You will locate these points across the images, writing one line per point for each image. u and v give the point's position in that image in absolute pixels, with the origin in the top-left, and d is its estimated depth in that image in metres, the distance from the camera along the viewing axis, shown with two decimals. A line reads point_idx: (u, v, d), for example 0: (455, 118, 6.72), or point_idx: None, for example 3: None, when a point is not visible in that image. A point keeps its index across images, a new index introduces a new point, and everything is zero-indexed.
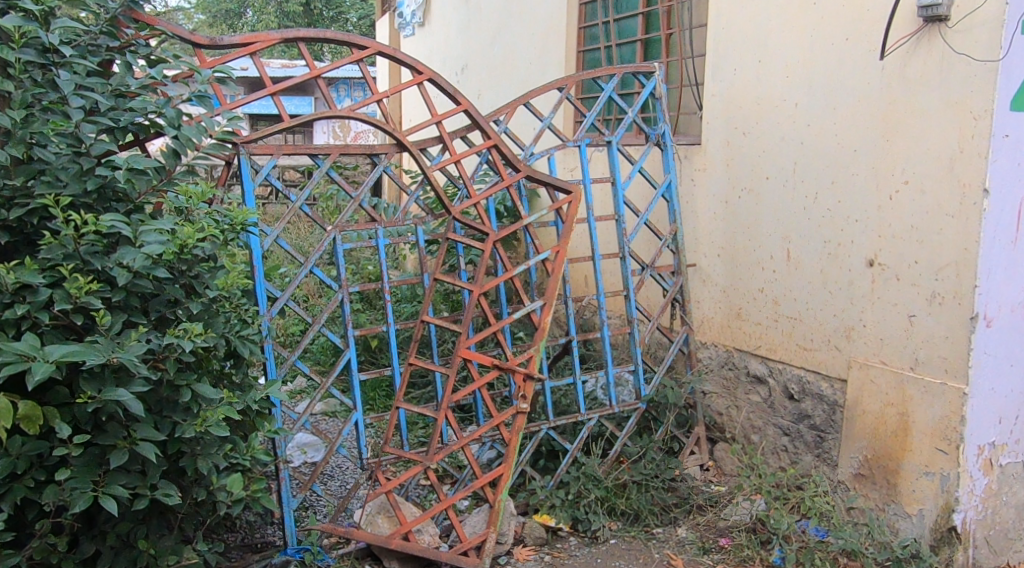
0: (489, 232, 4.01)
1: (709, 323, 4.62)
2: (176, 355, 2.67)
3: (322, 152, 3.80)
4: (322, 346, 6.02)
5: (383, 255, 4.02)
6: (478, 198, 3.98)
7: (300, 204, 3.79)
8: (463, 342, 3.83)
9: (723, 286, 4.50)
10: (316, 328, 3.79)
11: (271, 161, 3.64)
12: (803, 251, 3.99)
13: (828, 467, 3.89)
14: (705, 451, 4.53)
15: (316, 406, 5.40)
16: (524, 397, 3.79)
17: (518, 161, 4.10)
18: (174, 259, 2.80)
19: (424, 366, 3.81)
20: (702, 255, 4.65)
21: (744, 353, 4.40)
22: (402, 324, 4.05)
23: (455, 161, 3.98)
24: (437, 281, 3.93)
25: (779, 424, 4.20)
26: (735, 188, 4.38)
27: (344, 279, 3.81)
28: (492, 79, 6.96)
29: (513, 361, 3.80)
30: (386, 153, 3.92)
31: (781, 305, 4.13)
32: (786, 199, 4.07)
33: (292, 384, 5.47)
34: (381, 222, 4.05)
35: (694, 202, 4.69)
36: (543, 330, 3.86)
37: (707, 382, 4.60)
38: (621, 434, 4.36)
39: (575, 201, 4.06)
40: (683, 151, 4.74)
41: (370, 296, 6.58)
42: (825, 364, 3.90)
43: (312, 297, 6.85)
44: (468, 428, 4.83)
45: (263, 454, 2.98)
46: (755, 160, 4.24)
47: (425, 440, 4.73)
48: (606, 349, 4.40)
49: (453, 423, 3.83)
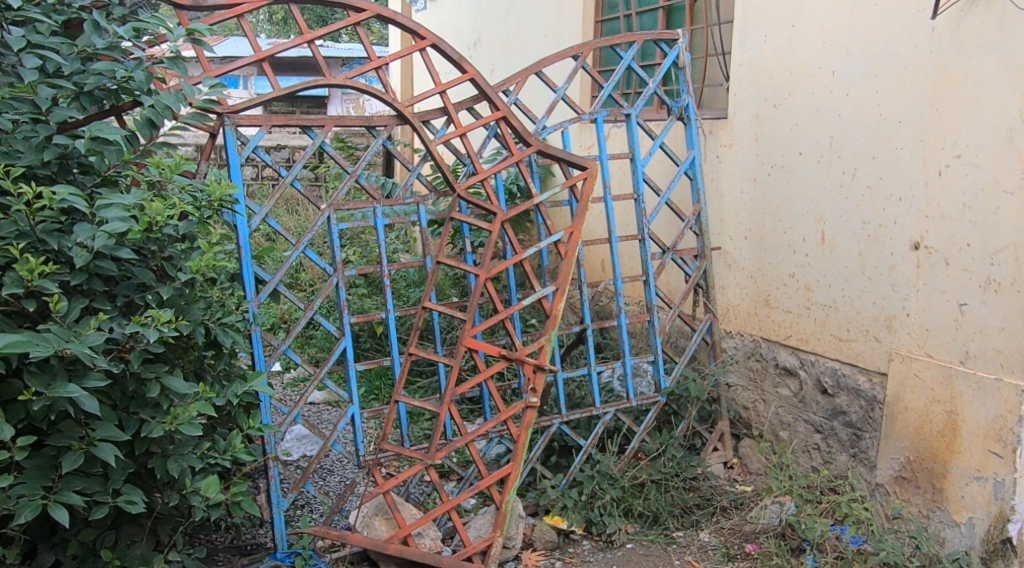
0: (496, 211, 3.67)
1: (735, 311, 4.30)
2: (143, 346, 2.40)
3: (315, 124, 3.48)
4: (325, 333, 5.75)
5: (382, 236, 3.69)
6: (485, 174, 3.67)
7: (292, 179, 3.48)
8: (469, 330, 3.50)
9: (750, 271, 4.18)
10: (309, 315, 3.50)
11: (259, 132, 3.34)
12: (839, 233, 3.67)
13: (865, 469, 3.57)
14: (729, 447, 4.22)
15: (319, 396, 5.13)
16: (534, 390, 3.50)
17: (529, 135, 3.78)
18: (142, 239, 2.53)
19: (428, 357, 3.49)
20: (728, 237, 4.33)
21: (772, 344, 4.08)
22: (403, 310, 3.74)
23: (461, 134, 3.67)
24: (441, 264, 3.60)
25: (810, 421, 3.88)
26: (764, 165, 4.06)
27: (340, 261, 3.51)
28: (505, 54, 6.64)
29: (522, 351, 3.52)
30: (385, 126, 3.61)
31: (814, 292, 3.81)
32: (821, 178, 3.74)
33: (292, 372, 5.21)
34: (379, 200, 3.70)
35: (719, 181, 4.36)
36: (555, 319, 3.58)
37: (732, 374, 4.29)
38: (639, 430, 4.07)
39: (590, 178, 3.75)
40: (709, 126, 4.41)
41: (376, 280, 6.30)
42: (864, 356, 3.57)
43: (317, 281, 6.58)
44: (475, 421, 4.55)
45: (245, 454, 2.71)
46: (787, 134, 3.91)
47: (430, 433, 4.46)
48: (624, 339, 4.09)
49: (458, 417, 3.52)
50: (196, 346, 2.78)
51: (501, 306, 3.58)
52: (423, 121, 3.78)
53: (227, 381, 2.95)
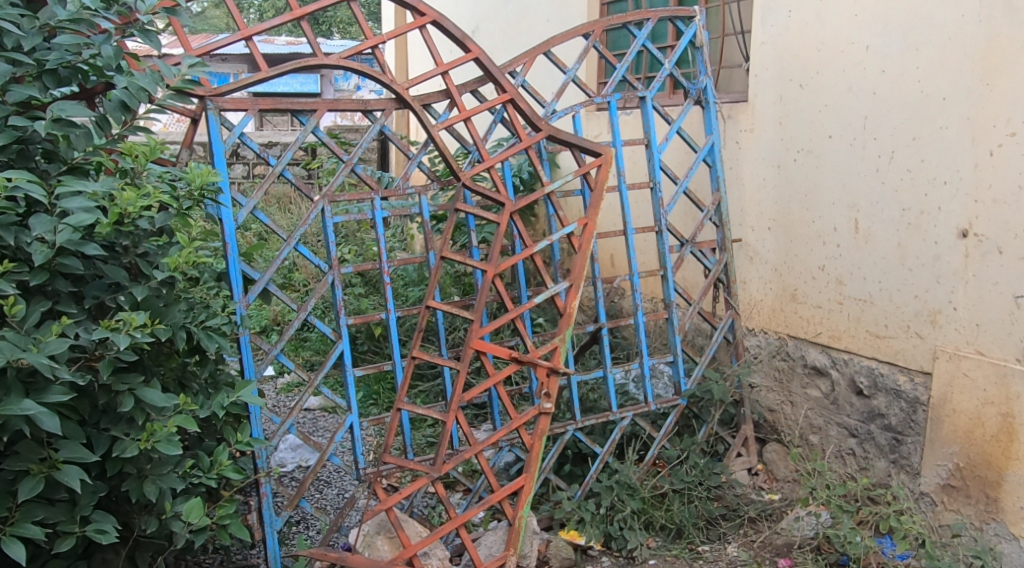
0: (504, 201, 3.36)
1: (758, 307, 4.03)
2: (113, 354, 2.11)
3: (307, 108, 3.17)
4: (321, 336, 5.48)
5: (382, 230, 3.33)
6: (492, 161, 3.37)
7: (282, 167, 3.12)
8: (476, 330, 3.22)
9: (774, 264, 3.91)
10: (303, 317, 3.20)
11: (245, 117, 3.05)
12: (875, 221, 3.40)
13: (907, 477, 3.31)
14: (753, 452, 3.96)
15: (314, 402, 4.86)
16: (548, 395, 3.23)
17: (538, 120, 3.49)
18: (112, 233, 2.25)
19: (433, 360, 3.20)
20: (749, 228, 4.05)
21: (800, 342, 3.82)
22: (404, 310, 3.44)
23: (465, 118, 3.37)
24: (445, 260, 3.29)
25: (843, 424, 3.61)
26: (789, 150, 3.79)
27: (335, 258, 3.21)
28: (505, 42, 6.36)
29: (533, 353, 3.26)
30: (383, 110, 3.31)
31: (847, 285, 3.54)
32: (854, 162, 3.47)
33: (286, 376, 4.94)
34: (378, 191, 3.35)
35: (739, 168, 4.09)
36: (569, 317, 3.32)
37: (755, 374, 4.02)
38: (658, 436, 3.82)
39: (604, 166, 3.46)
40: (727, 110, 4.14)
41: (373, 279, 6.03)
42: (904, 354, 3.30)
43: (312, 281, 6.30)
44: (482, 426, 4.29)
45: (234, 472, 2.46)
46: (814, 116, 3.64)
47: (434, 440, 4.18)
48: (641, 338, 3.82)
49: (465, 425, 3.24)
50: (176, 351, 2.50)
51: (511, 304, 3.31)
52: (423, 105, 3.49)
53: (213, 390, 2.68)
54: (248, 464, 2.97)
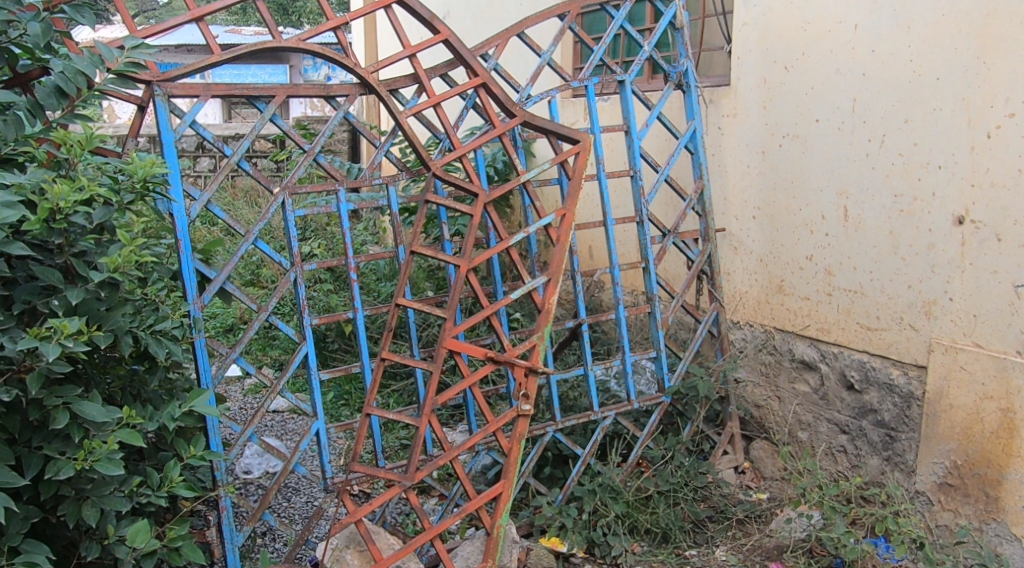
0: (477, 192, 3.16)
1: (743, 299, 3.88)
2: (43, 366, 1.90)
3: (264, 93, 2.94)
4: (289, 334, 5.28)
5: (348, 224, 3.12)
6: (463, 149, 3.17)
7: (238, 158, 2.90)
8: (450, 329, 3.04)
9: (760, 254, 3.76)
10: (263, 317, 3.00)
11: (197, 104, 2.82)
12: (865, 208, 3.25)
13: (902, 475, 3.17)
14: (740, 450, 3.82)
15: (283, 403, 4.67)
16: (526, 396, 3.06)
17: (512, 105, 3.30)
18: (42, 231, 2.04)
19: (405, 362, 3.01)
20: (733, 217, 3.90)
21: (787, 335, 3.67)
22: (372, 309, 3.24)
23: (434, 104, 3.17)
24: (415, 255, 3.07)
25: (834, 420, 3.47)
26: (774, 135, 3.63)
27: (298, 254, 3.00)
28: (477, 27, 6.17)
29: (510, 352, 3.09)
30: (347, 95, 3.10)
31: (836, 276, 3.39)
32: (843, 147, 3.32)
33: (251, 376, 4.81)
34: (343, 182, 3.15)
35: (722, 155, 3.93)
36: (548, 314, 3.14)
37: (741, 369, 3.87)
38: (642, 435, 3.66)
39: (582, 153, 3.27)
40: (709, 94, 3.97)
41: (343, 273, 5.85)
42: (897, 347, 3.16)
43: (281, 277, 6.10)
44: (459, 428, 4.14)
45: (186, 489, 2.27)
46: (800, 99, 3.49)
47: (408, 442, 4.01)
48: (623, 333, 3.65)
49: (439, 430, 3.05)
50: (119, 358, 2.31)
51: (487, 301, 3.13)
52: (390, 91, 3.28)
53: (164, 399, 2.47)
54: (207, 478, 2.78)
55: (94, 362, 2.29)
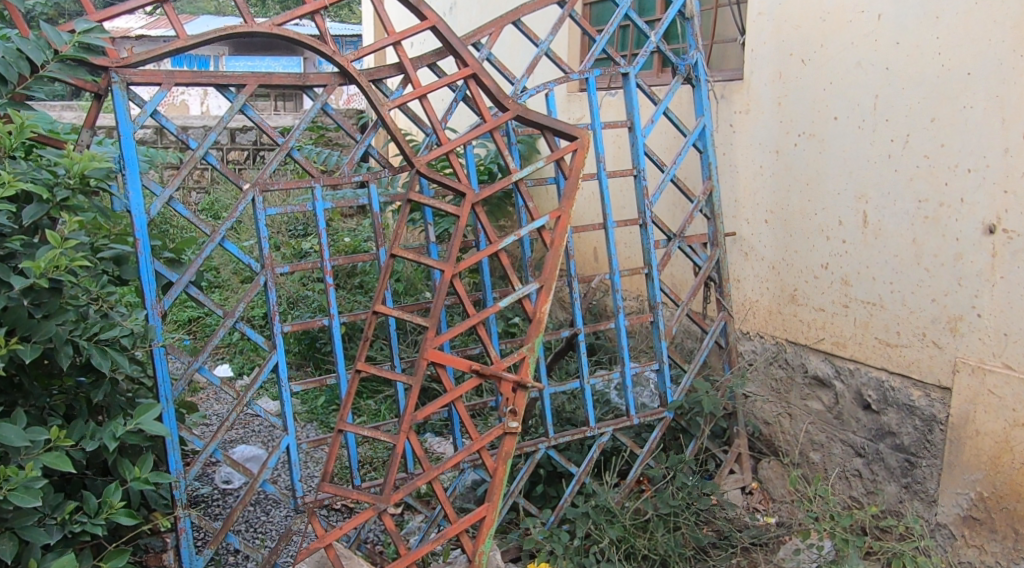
0: (465, 191, 2.92)
1: (754, 308, 3.63)
2: None
3: (233, 82, 2.73)
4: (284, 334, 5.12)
5: (323, 225, 2.88)
6: (451, 145, 2.93)
7: (204, 151, 2.70)
8: (433, 339, 2.81)
9: (772, 261, 3.51)
10: (230, 324, 2.79)
11: (160, 92, 2.60)
12: (886, 214, 3.00)
13: (921, 505, 2.91)
14: (747, 470, 3.58)
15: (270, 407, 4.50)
16: (513, 413, 2.84)
17: (505, 98, 3.06)
18: None
19: (382, 374, 2.79)
20: (744, 221, 3.65)
21: (799, 348, 3.42)
22: (351, 315, 3.03)
23: (419, 96, 2.94)
24: (395, 258, 2.85)
25: (849, 442, 3.21)
26: (789, 133, 3.38)
27: (268, 256, 2.79)
28: (484, 17, 5.93)
29: (498, 364, 2.86)
30: (325, 86, 2.89)
31: (853, 286, 3.15)
32: (863, 148, 3.06)
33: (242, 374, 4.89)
34: (320, 178, 2.89)
35: (734, 154, 3.68)
36: (539, 323, 2.91)
37: (750, 383, 3.62)
38: (642, 453, 3.43)
39: (580, 151, 3.03)
40: (720, 89, 3.73)
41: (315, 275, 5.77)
42: (919, 366, 2.90)
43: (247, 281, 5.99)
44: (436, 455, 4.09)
45: (127, 517, 2.05)
46: (817, 95, 3.23)
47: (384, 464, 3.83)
48: (623, 343, 3.42)
49: (419, 448, 2.83)
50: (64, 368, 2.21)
51: (473, 309, 2.90)
52: (374, 82, 3.06)
53: (115, 414, 2.32)
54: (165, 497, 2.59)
55: (38, 377, 2.19)
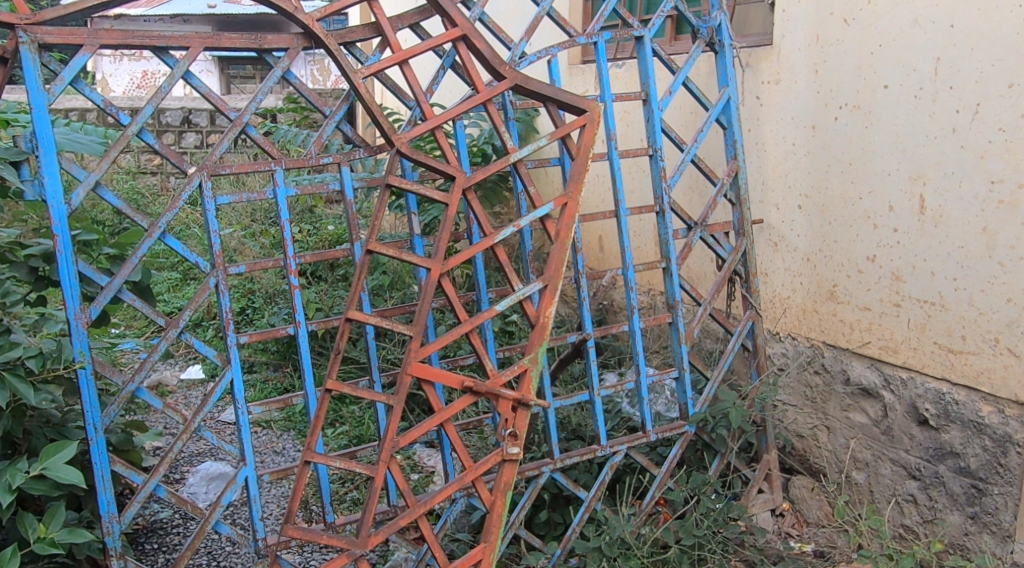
0: (454, 175, 2.47)
1: (785, 307, 3.19)
2: None
3: (173, 44, 2.26)
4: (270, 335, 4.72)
5: (287, 216, 2.41)
6: (437, 119, 2.46)
7: (138, 128, 2.21)
8: (418, 351, 2.36)
9: (806, 252, 3.07)
10: (174, 335, 2.36)
11: (81, 56, 2.14)
12: (949, 198, 2.56)
13: (992, 540, 2.51)
14: (778, 489, 3.16)
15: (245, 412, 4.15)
16: (514, 436, 2.41)
17: (500, 65, 2.59)
18: None
19: (357, 393, 2.35)
20: (773, 206, 3.21)
21: (838, 353, 2.99)
22: (321, 322, 2.59)
23: (399, 61, 2.46)
24: (372, 255, 2.39)
25: (900, 462, 2.79)
26: (828, 105, 2.93)
27: (220, 254, 2.33)
28: None
29: (494, 380, 2.42)
30: (286, 50, 2.42)
31: (906, 282, 2.71)
32: (920, 121, 2.62)
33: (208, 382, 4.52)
34: (281, 160, 2.42)
35: (761, 130, 3.23)
36: (543, 330, 2.47)
37: (781, 391, 3.20)
38: (660, 473, 3.00)
39: (590, 126, 2.57)
40: (745, 57, 3.27)
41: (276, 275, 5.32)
42: (990, 378, 2.48)
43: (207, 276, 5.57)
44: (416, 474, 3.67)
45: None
46: (864, 60, 2.78)
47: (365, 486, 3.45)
48: (638, 348, 2.98)
49: (401, 479, 2.39)
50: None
51: (465, 314, 2.46)
52: (346, 46, 2.59)
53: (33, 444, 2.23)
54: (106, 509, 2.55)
55: None
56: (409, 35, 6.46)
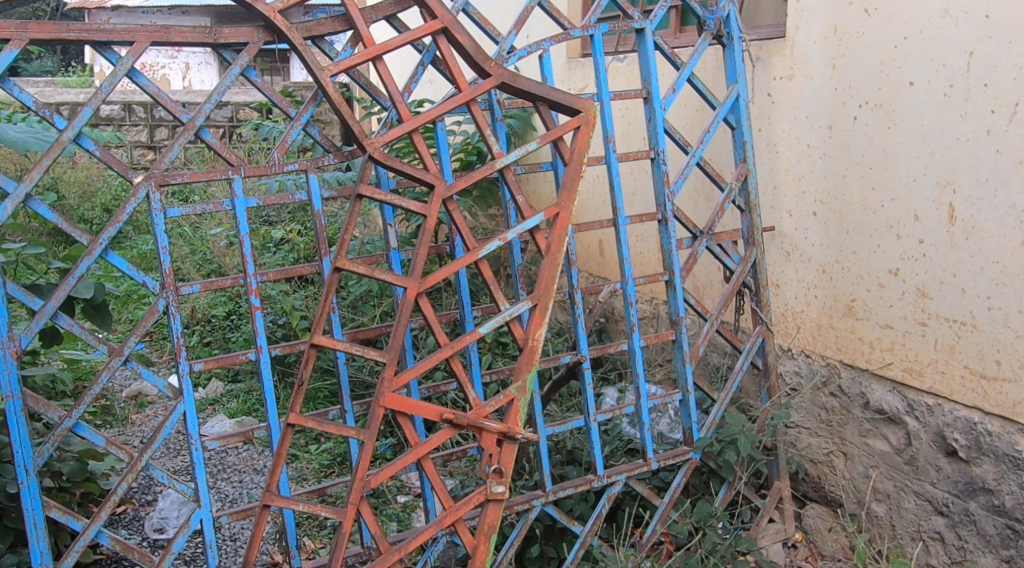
0: (433, 183, 2.22)
1: (798, 322, 2.95)
2: None
3: (116, 38, 2.02)
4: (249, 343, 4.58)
5: (246, 233, 2.19)
6: (414, 121, 2.21)
7: (75, 133, 1.98)
8: (392, 381, 2.13)
9: (822, 263, 2.82)
10: (118, 365, 2.13)
11: (8, 53, 1.91)
12: (982, 208, 2.31)
13: None
14: (790, 519, 2.92)
15: (228, 425, 3.93)
16: (499, 474, 2.17)
17: (485, 60, 2.35)
18: None
19: (323, 427, 2.12)
20: (785, 213, 2.96)
21: (855, 374, 2.75)
22: (287, 345, 2.36)
23: (371, 57, 2.22)
24: (341, 272, 2.16)
25: (926, 496, 2.55)
26: (846, 103, 2.68)
27: (171, 273, 2.09)
28: None
29: (477, 412, 2.18)
30: (246, 44, 2.17)
31: (932, 299, 2.46)
32: (950, 121, 2.36)
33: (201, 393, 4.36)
34: (240, 168, 2.18)
35: (773, 130, 2.98)
36: (532, 355, 2.23)
37: (793, 413, 2.96)
38: (663, 504, 2.76)
39: (584, 128, 2.33)
40: (755, 50, 3.01)
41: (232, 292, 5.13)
42: None
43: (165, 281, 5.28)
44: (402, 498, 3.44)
45: None
46: (887, 55, 2.52)
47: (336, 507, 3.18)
48: (639, 370, 2.73)
49: (373, 522, 2.16)
50: None
51: (446, 338, 2.22)
52: (314, 39, 2.34)
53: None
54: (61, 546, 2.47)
55: None
56: (388, 26, 6.21)
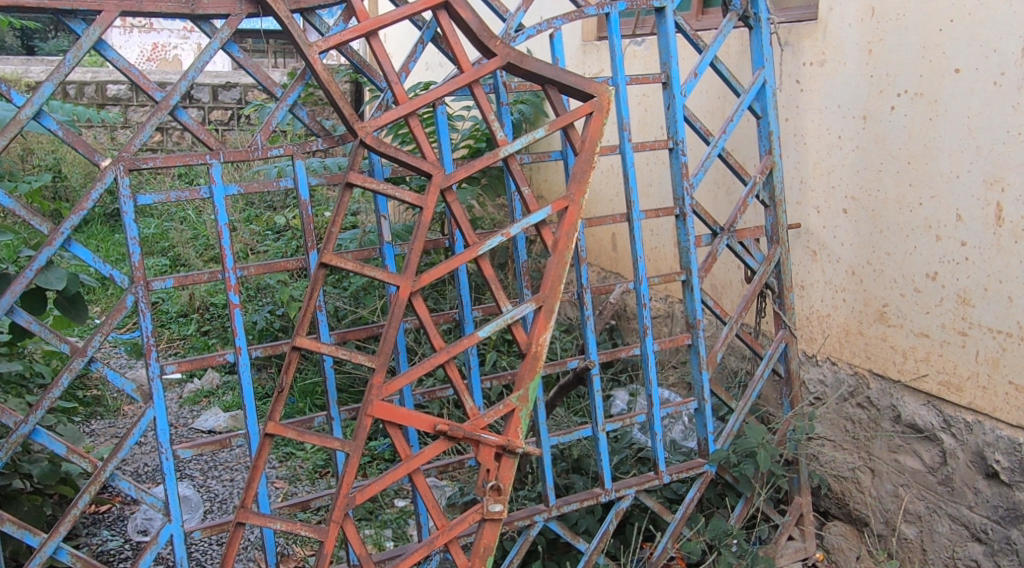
0: (431, 172, 2.03)
1: (824, 326, 2.74)
2: None
3: (81, 6, 1.84)
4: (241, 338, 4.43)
5: (224, 225, 2.02)
6: (411, 103, 2.02)
7: (33, 111, 1.81)
8: (382, 388, 1.94)
9: (852, 265, 2.61)
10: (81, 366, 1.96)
11: None
12: None
13: None
14: (811, 537, 2.73)
15: (221, 420, 3.77)
16: (497, 491, 1.98)
17: (490, 38, 2.14)
18: None
19: (304, 438, 1.94)
20: (813, 209, 2.75)
21: (885, 385, 2.55)
22: (270, 345, 2.18)
23: (364, 33, 2.02)
24: (327, 268, 1.97)
25: (962, 521, 2.36)
26: (883, 92, 2.46)
27: (140, 265, 1.92)
28: None
29: (475, 423, 1.99)
30: (227, 16, 1.98)
31: (974, 307, 2.26)
32: (1000, 113, 2.15)
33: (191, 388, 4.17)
34: (218, 153, 2.00)
35: (801, 120, 2.76)
36: (535, 361, 2.04)
37: (816, 424, 2.76)
38: (675, 520, 2.57)
39: (597, 114, 2.12)
40: (784, 34, 2.79)
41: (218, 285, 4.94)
42: None
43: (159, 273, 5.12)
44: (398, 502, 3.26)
45: None
46: (931, 39, 2.30)
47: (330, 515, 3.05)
48: (652, 376, 2.54)
49: (359, 541, 1.98)
50: None
51: (441, 342, 2.03)
52: (304, 12, 2.15)
53: None
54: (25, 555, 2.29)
55: None
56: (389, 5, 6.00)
